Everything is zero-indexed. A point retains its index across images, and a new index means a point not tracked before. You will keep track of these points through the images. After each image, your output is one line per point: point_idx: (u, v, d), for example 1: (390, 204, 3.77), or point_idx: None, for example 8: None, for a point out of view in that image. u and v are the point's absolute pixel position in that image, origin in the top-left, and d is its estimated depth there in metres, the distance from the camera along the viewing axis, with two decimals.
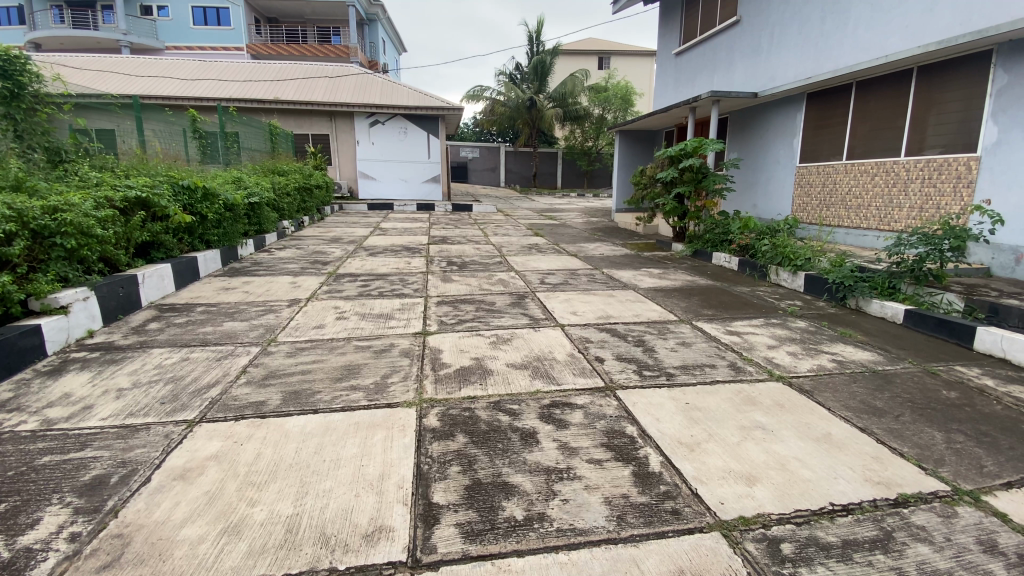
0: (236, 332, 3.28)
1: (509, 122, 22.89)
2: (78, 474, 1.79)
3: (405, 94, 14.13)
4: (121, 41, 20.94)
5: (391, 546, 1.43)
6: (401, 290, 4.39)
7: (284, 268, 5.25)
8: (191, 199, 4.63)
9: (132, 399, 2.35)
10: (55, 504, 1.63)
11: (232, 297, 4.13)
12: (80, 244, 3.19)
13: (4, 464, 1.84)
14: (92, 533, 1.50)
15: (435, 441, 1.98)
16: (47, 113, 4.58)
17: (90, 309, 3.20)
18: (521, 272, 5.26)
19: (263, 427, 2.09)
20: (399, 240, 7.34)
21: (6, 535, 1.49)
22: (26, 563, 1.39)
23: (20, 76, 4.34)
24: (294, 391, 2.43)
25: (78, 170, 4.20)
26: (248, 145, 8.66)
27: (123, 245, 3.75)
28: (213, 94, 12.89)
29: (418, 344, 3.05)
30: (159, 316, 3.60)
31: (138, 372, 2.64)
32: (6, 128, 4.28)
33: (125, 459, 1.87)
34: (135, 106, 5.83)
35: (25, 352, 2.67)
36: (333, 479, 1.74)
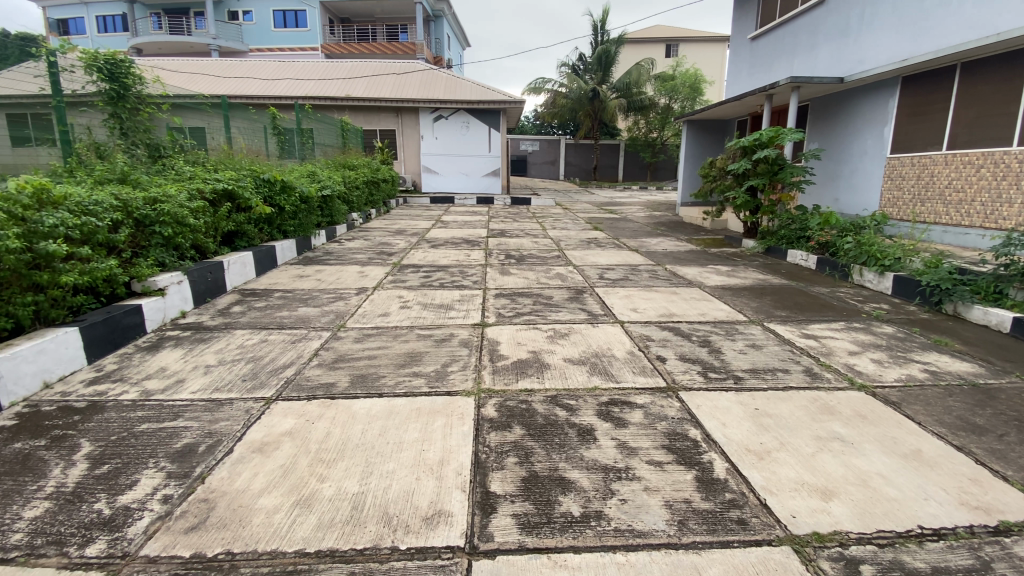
0: (309, 317, 3.49)
1: (571, 113, 22.62)
2: (171, 441, 1.97)
3: (467, 87, 14.33)
4: (211, 45, 22.64)
5: (450, 531, 1.47)
6: (460, 282, 4.47)
7: (352, 258, 5.49)
8: (271, 191, 4.96)
9: (218, 375, 2.56)
10: (151, 467, 1.81)
11: (306, 284, 4.38)
12: (175, 232, 3.53)
13: (110, 429, 2.06)
14: (182, 496, 1.65)
15: (492, 430, 2.00)
16: (149, 113, 4.90)
17: (183, 291, 3.50)
18: (580, 266, 5.18)
19: (332, 408, 2.20)
20: (459, 233, 7.49)
21: (110, 493, 1.68)
22: (125, 520, 1.55)
23: (125, 78, 4.61)
24: (360, 375, 2.55)
25: (174, 165, 4.56)
26: (322, 141, 9.15)
27: (211, 234, 4.09)
28: (290, 94, 13.68)
29: (477, 335, 3.10)
30: (242, 300, 3.89)
31: (223, 351, 2.87)
32: (113, 127, 4.62)
33: (211, 430, 2.04)
34: (223, 105, 6.26)
35: (128, 329, 2.97)
36: (396, 461, 1.81)
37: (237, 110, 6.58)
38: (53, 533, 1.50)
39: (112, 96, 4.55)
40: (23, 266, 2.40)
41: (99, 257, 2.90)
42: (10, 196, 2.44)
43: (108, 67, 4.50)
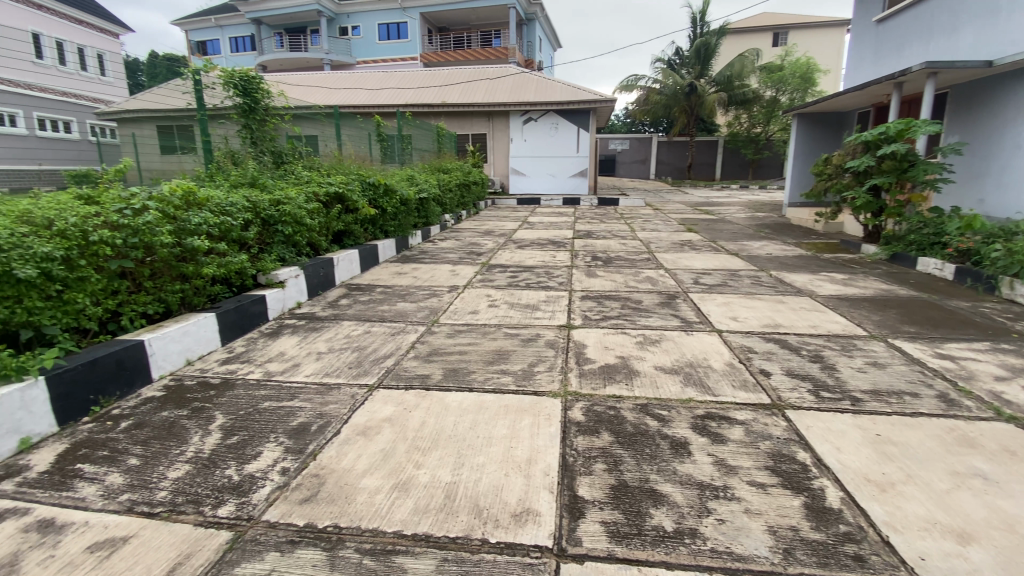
0: (406, 311, 3.70)
1: (665, 110, 21.78)
2: (288, 419, 2.19)
3: (558, 88, 14.33)
4: (325, 59, 24.82)
5: (538, 530, 1.48)
6: (547, 283, 4.49)
7: (444, 257, 5.74)
8: (375, 194, 5.34)
9: (327, 361, 2.80)
10: (272, 442, 2.02)
11: (403, 281, 4.64)
12: (294, 230, 3.92)
13: (239, 404, 2.34)
14: (297, 470, 1.83)
15: (580, 434, 1.99)
16: (273, 124, 5.35)
17: (299, 284, 3.86)
18: (672, 270, 4.98)
19: (427, 398, 2.32)
20: (547, 234, 7.52)
21: (239, 461, 1.90)
22: (250, 487, 1.75)
23: (256, 92, 5.10)
24: (452, 369, 2.65)
25: (294, 171, 5.03)
26: (420, 146, 9.67)
27: (324, 233, 4.48)
28: (392, 102, 14.61)
29: (564, 337, 3.09)
30: (349, 293, 4.22)
31: (332, 340, 3.13)
32: (245, 136, 5.19)
33: (321, 411, 2.24)
34: (335, 115, 6.83)
35: (255, 317, 3.35)
36: (486, 455, 1.86)
37: (347, 119, 7.16)
38: (193, 492, 1.74)
39: (245, 109, 5.07)
40: (172, 259, 2.82)
41: (233, 252, 3.30)
42: (164, 197, 2.84)
43: (242, 83, 5.01)
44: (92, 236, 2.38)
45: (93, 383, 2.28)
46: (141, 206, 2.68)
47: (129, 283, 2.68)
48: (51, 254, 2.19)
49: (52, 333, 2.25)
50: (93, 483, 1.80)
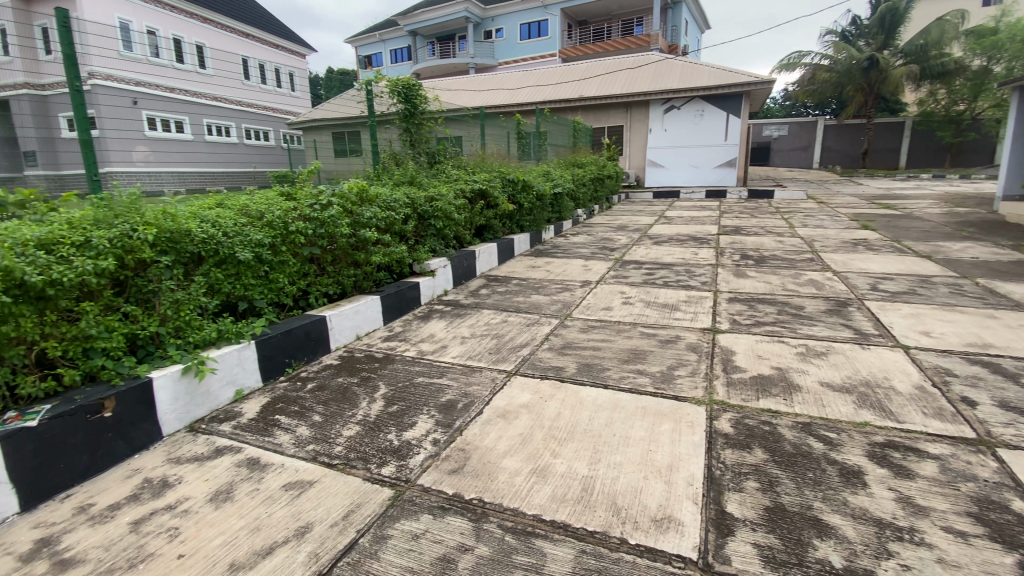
0: (541, 304, 3.79)
1: (834, 90, 19.02)
2: (438, 395, 2.40)
3: (705, 72, 13.33)
4: (470, 63, 26.37)
5: (681, 539, 1.42)
6: (688, 282, 4.24)
7: (578, 252, 5.74)
8: (515, 190, 5.56)
9: (470, 345, 3.00)
10: (424, 414, 2.23)
11: (538, 274, 4.76)
12: (444, 225, 4.26)
13: (397, 377, 2.63)
14: (445, 444, 2.00)
15: (728, 447, 1.85)
16: (428, 126, 5.85)
17: (446, 274, 4.18)
18: (839, 273, 4.36)
19: (563, 390, 2.36)
20: (687, 229, 7.10)
21: (398, 428, 2.14)
22: (407, 453, 1.96)
23: (416, 99, 5.61)
24: (587, 364, 2.66)
25: (445, 170, 5.44)
26: (555, 142, 9.82)
27: (468, 227, 4.80)
28: (531, 100, 15.02)
29: (707, 341, 2.90)
30: (488, 284, 4.46)
31: (473, 326, 3.34)
32: (405, 139, 5.75)
33: (466, 391, 2.41)
34: (481, 115, 7.24)
35: (410, 301, 3.72)
36: (624, 454, 1.83)
37: (490, 119, 7.57)
38: (361, 451, 2.00)
39: (406, 114, 5.62)
40: (348, 247, 3.28)
41: (394, 243, 3.70)
42: (344, 194, 3.29)
43: (405, 91, 5.56)
44: (291, 227, 2.85)
45: (288, 349, 2.74)
46: (326, 201, 3.14)
47: (316, 267, 3.16)
48: (262, 241, 2.67)
49: (261, 305, 2.76)
50: (287, 433, 2.17)
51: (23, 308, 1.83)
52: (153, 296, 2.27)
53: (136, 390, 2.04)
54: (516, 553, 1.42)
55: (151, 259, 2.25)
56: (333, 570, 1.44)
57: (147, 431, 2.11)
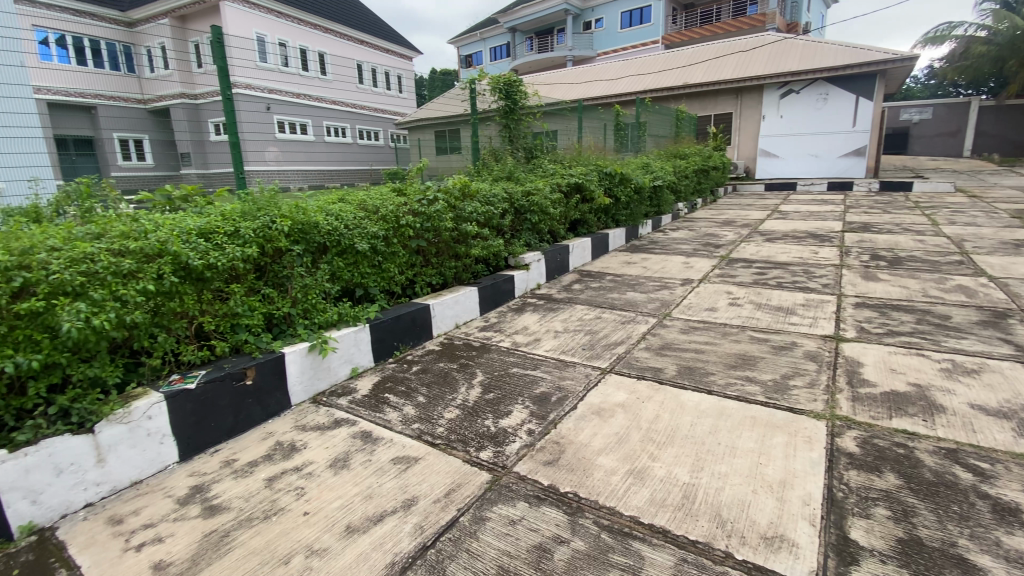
0: (637, 301, 3.69)
1: (996, 64, 16.18)
2: (532, 386, 2.44)
3: (830, 51, 12.00)
4: (568, 56, 26.21)
5: (794, 561, 1.32)
6: (805, 284, 3.87)
7: (678, 249, 5.49)
8: (612, 183, 5.45)
9: (564, 340, 3.01)
10: (520, 404, 2.28)
11: (634, 271, 4.62)
12: (540, 219, 4.30)
13: (493, 366, 2.72)
14: (540, 435, 2.03)
15: (852, 468, 1.67)
16: (527, 120, 5.93)
17: (540, 268, 4.22)
18: (1000, 279, 3.71)
19: (661, 392, 2.28)
20: (804, 225, 6.48)
21: (495, 415, 2.21)
22: (503, 440, 2.02)
23: (516, 94, 5.71)
24: (687, 366, 2.54)
25: (542, 164, 5.47)
26: (656, 132, 9.46)
27: (563, 221, 4.80)
28: (630, 91, 14.59)
29: (828, 350, 2.63)
30: (582, 279, 4.43)
31: (567, 321, 3.34)
32: (505, 134, 5.87)
33: (560, 385, 2.43)
34: (580, 108, 7.18)
35: (505, 293, 3.81)
36: (729, 464, 1.73)
37: (589, 112, 7.49)
38: (461, 434, 2.09)
39: (506, 111, 5.71)
40: (451, 240, 3.43)
41: (492, 236, 3.80)
42: (449, 190, 3.44)
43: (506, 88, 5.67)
44: (402, 221, 3.04)
45: (396, 334, 2.94)
46: (434, 196, 3.30)
47: (421, 258, 3.34)
48: (376, 233, 2.89)
49: (373, 292, 2.99)
50: (395, 410, 2.34)
51: (187, 287, 2.14)
52: (286, 281, 2.56)
53: (271, 362, 2.31)
54: (612, 551, 1.41)
55: (285, 248, 2.53)
56: (436, 543, 1.53)
57: (279, 400, 2.39)
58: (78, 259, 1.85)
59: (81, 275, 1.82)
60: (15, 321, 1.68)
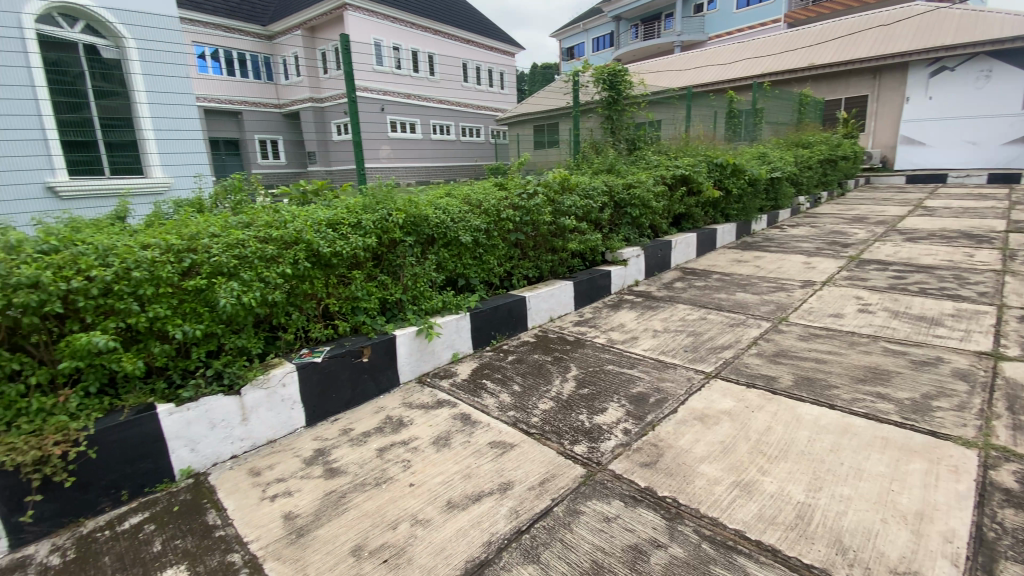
0: (747, 303, 3.43)
1: None
2: (630, 385, 2.39)
3: (1000, 18, 10.16)
4: (676, 41, 24.95)
5: None
6: (957, 291, 3.34)
7: (797, 247, 5.01)
8: (722, 175, 5.12)
9: (664, 340, 2.90)
10: (616, 402, 2.25)
11: (744, 270, 4.31)
12: (641, 212, 4.17)
13: (589, 361, 2.70)
14: (638, 435, 1.98)
15: (1013, 508, 1.43)
16: (631, 111, 5.76)
17: (639, 264, 4.09)
18: None
19: (773, 402, 2.12)
20: (957, 223, 5.58)
21: (590, 411, 2.20)
22: (599, 436, 2.01)
23: (621, 84, 5.59)
24: (805, 376, 2.33)
25: (646, 155, 5.29)
26: (773, 120, 8.70)
27: (666, 215, 4.60)
28: (745, 75, 13.54)
29: (986, 369, 2.25)
30: (685, 277, 4.22)
31: (669, 320, 3.21)
32: (607, 126, 5.77)
33: (659, 386, 2.35)
34: (689, 96, 6.82)
35: (602, 288, 3.76)
36: (853, 487, 1.57)
37: (698, 100, 7.09)
38: (556, 426, 2.11)
39: (609, 101, 5.65)
40: (548, 234, 3.46)
41: (591, 230, 3.76)
42: (549, 183, 3.47)
43: (610, 78, 5.60)
44: (503, 214, 3.12)
45: (494, 324, 3.03)
46: (533, 190, 3.35)
47: (520, 251, 3.40)
48: (479, 226, 3.00)
49: (474, 283, 3.10)
50: (492, 397, 2.43)
51: (316, 272, 2.39)
52: (398, 270, 2.75)
53: (384, 343, 2.51)
54: (714, 563, 1.35)
55: (399, 239, 2.72)
56: (530, 529, 1.57)
57: (389, 378, 2.58)
58: (233, 244, 2.14)
59: (234, 258, 2.10)
60: (186, 295, 1.99)
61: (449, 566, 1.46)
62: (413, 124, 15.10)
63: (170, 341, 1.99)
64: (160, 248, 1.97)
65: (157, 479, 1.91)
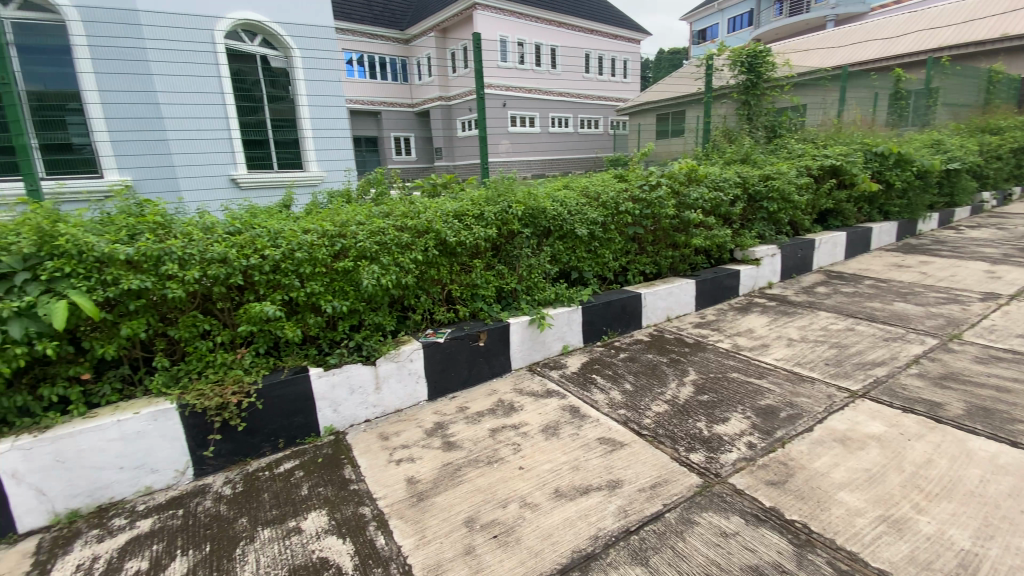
0: (908, 315, 2.96)
1: None
2: (756, 396, 2.20)
3: None
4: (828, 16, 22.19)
5: None
6: None
7: (979, 252, 4.19)
8: (882, 166, 4.46)
9: (800, 350, 2.62)
10: (740, 413, 2.09)
11: (905, 276, 3.71)
12: (779, 207, 3.79)
13: (710, 366, 2.54)
14: (763, 450, 1.83)
15: None
16: (773, 95, 5.25)
17: (774, 265, 3.73)
18: None
19: (937, 432, 1.81)
20: None
21: (709, 418, 2.08)
22: (718, 446, 1.88)
23: (762, 67, 5.12)
24: (983, 406, 1.95)
25: (787, 144, 4.79)
26: (954, 100, 7.34)
27: (809, 211, 4.13)
28: (916, 51, 11.61)
29: None
30: (828, 281, 3.76)
31: (806, 329, 2.89)
32: (743, 113, 5.32)
33: (791, 400, 2.14)
34: (844, 77, 6.03)
35: (727, 289, 3.49)
36: None
37: (856, 80, 6.24)
38: (670, 430, 2.02)
39: (747, 86, 5.21)
40: (671, 229, 3.31)
41: (719, 226, 3.51)
42: (674, 175, 3.31)
43: (749, 60, 5.16)
44: (623, 207, 3.06)
45: (608, 319, 2.99)
46: (656, 181, 3.22)
47: (638, 246, 3.30)
48: (597, 219, 2.97)
49: (588, 276, 3.07)
50: (604, 393, 2.40)
51: (442, 260, 2.56)
52: (515, 260, 2.83)
53: (499, 330, 2.61)
54: None
55: (518, 231, 2.81)
56: (640, 530, 1.53)
57: (503, 364, 2.67)
58: (375, 231, 2.37)
59: (376, 244, 2.33)
60: (335, 275, 2.26)
61: (556, 553, 1.48)
62: (533, 118, 15.35)
63: (322, 314, 2.28)
64: (318, 233, 2.25)
65: (306, 433, 2.20)
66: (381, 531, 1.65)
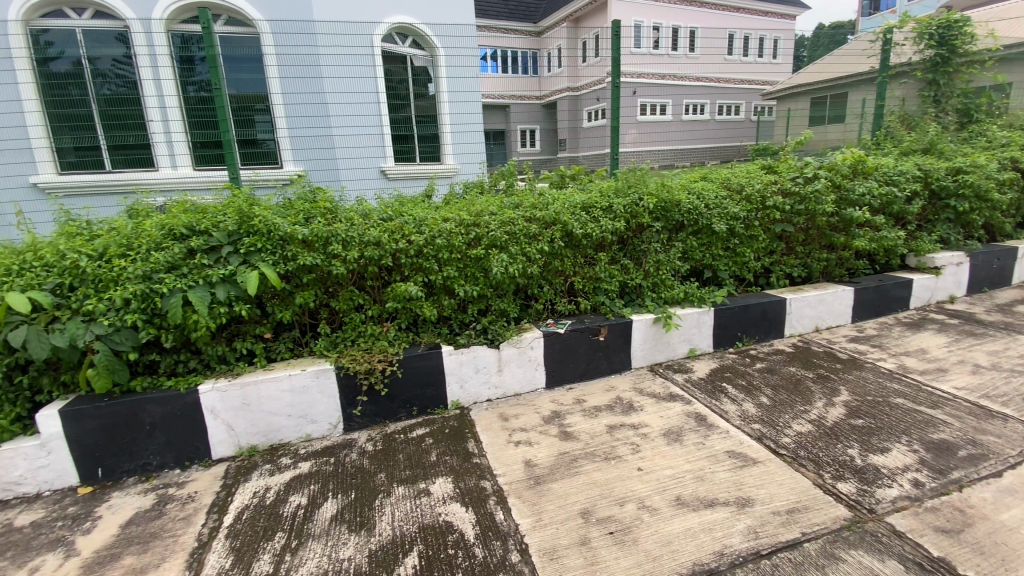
0: None
1: None
2: (927, 428, 1.89)
3: None
4: None
5: None
6: None
7: None
8: None
9: (989, 380, 2.19)
10: (904, 444, 1.81)
11: None
12: (972, 206, 3.17)
13: (866, 388, 2.22)
14: (933, 492, 1.57)
15: None
16: (970, 73, 4.39)
17: (959, 275, 3.16)
18: None
19: None
20: None
21: (863, 446, 1.83)
22: (875, 479, 1.65)
23: (956, 40, 4.31)
24: None
25: (988, 131, 3.96)
26: None
27: (1012, 213, 3.41)
28: None
29: None
30: None
31: (1000, 355, 2.40)
32: (927, 95, 4.48)
33: (975, 438, 1.80)
34: None
35: (894, 301, 3.02)
36: None
37: None
38: (814, 453, 1.82)
39: (935, 62, 4.40)
40: (826, 227, 2.95)
41: (888, 226, 3.04)
42: (834, 166, 2.93)
43: (938, 32, 4.38)
44: (769, 201, 2.80)
45: (743, 324, 2.77)
46: (813, 174, 2.87)
47: (783, 244, 3.00)
48: (737, 214, 2.75)
49: (723, 276, 2.85)
50: (735, 403, 2.23)
51: (567, 251, 2.57)
52: (642, 255, 2.74)
53: (621, 325, 2.56)
54: None
55: (647, 225, 2.71)
56: (772, 555, 1.41)
57: (623, 360, 2.62)
58: (506, 221, 2.46)
59: (506, 234, 2.42)
60: (469, 261, 2.39)
61: (676, 561, 1.43)
62: (665, 106, 14.61)
63: (455, 296, 2.44)
64: (456, 222, 2.40)
65: (435, 405, 2.38)
66: (500, 506, 1.73)
